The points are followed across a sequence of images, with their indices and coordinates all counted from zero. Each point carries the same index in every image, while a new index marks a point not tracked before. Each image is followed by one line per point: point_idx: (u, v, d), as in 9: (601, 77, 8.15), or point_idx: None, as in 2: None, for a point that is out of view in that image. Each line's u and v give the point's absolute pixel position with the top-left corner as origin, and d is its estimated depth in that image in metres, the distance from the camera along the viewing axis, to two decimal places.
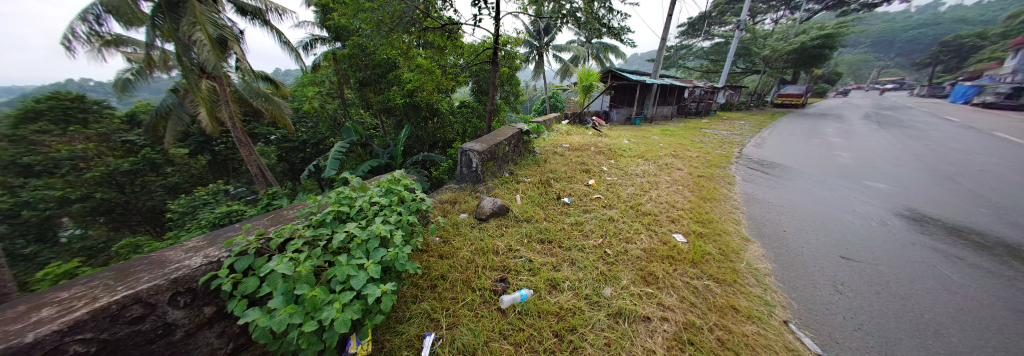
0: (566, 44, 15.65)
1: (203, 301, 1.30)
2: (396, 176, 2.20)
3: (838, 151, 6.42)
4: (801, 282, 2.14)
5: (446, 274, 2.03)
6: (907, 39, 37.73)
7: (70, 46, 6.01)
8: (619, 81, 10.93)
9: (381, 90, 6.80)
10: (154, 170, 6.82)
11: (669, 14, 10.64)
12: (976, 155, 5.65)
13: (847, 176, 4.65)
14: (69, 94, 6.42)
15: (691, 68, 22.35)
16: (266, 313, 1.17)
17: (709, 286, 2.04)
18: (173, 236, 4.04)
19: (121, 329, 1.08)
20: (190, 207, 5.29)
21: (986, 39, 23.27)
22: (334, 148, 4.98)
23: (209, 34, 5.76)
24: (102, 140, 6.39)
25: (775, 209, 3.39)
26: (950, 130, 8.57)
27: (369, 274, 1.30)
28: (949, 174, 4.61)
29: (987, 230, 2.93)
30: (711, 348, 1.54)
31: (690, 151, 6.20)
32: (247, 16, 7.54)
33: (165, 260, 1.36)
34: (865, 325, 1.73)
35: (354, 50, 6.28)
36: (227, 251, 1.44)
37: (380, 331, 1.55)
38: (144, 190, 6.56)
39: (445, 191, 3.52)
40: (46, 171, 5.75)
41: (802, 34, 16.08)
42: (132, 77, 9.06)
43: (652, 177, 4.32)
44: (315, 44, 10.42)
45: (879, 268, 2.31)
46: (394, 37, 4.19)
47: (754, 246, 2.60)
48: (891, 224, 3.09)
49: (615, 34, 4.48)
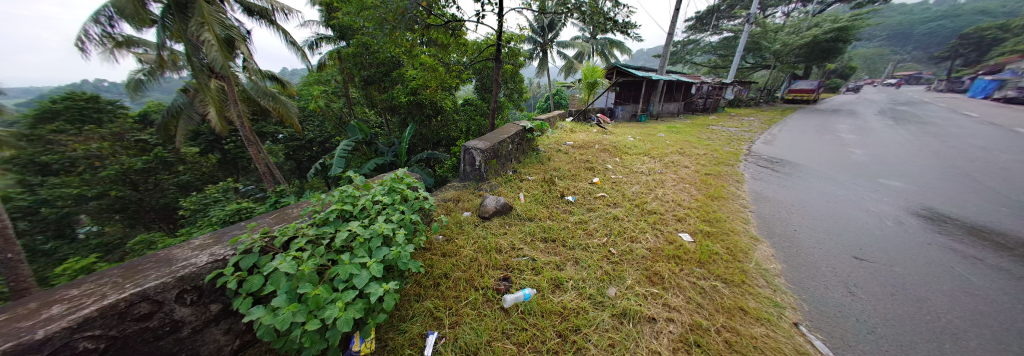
0: (571, 39, 15.48)
1: (209, 299, 1.32)
2: (399, 175, 2.20)
3: (851, 148, 6.24)
4: (812, 283, 2.09)
5: (448, 273, 2.03)
6: (925, 32, 36.43)
7: (83, 48, 6.14)
8: (625, 77, 10.75)
9: (385, 88, 6.81)
10: (166, 168, 6.91)
11: (675, 8, 10.43)
12: (996, 152, 5.43)
13: (860, 174, 4.51)
14: (84, 95, 6.61)
15: (699, 64, 21.91)
16: (271, 310, 1.17)
17: (717, 287, 2.00)
18: (184, 234, 4.13)
19: (129, 326, 1.10)
20: (201, 204, 5.35)
21: (1009, 31, 22.37)
22: (340, 147, 5.02)
23: (216, 35, 5.80)
24: (116, 140, 6.53)
25: (785, 208, 3.31)
26: (970, 125, 8.28)
27: (371, 273, 1.29)
28: (968, 172, 4.45)
29: (1009, 230, 2.81)
30: (718, 350, 1.51)
31: (697, 148, 6.09)
32: (253, 16, 7.59)
33: (172, 258, 1.38)
34: (879, 328, 1.68)
35: (358, 49, 6.34)
36: (232, 249, 1.45)
37: (383, 330, 1.55)
38: (156, 189, 6.67)
39: (447, 189, 3.52)
40: (63, 170, 5.88)
41: (814, 27, 15.65)
42: (143, 77, 9.22)
43: (658, 175, 4.26)
44: (320, 43, 10.49)
45: (895, 270, 2.23)
46: (397, 34, 4.22)
47: (764, 246, 2.54)
48: (907, 223, 2.99)
49: (621, 29, 4.40)
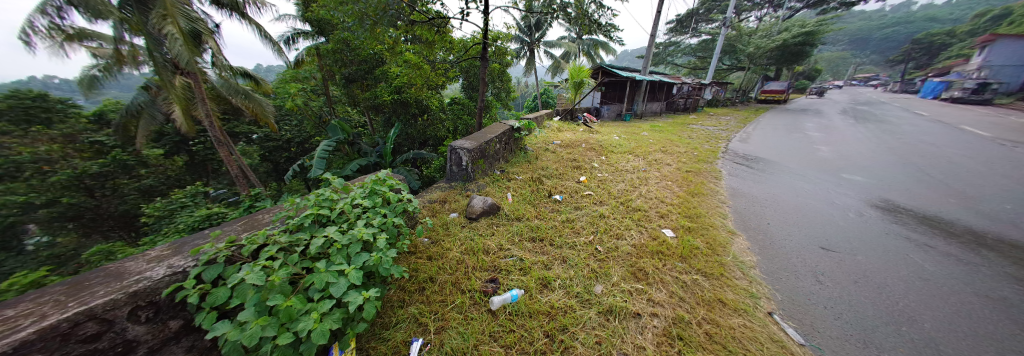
0: (557, 39, 15.64)
1: (168, 315, 1.22)
2: (382, 177, 2.10)
3: (818, 145, 6.62)
4: (784, 273, 2.17)
5: (434, 276, 1.98)
6: (883, 37, 39.10)
7: (29, 41, 5.59)
8: (610, 77, 10.94)
9: (367, 86, 6.54)
10: (126, 172, 6.31)
11: (657, 10, 10.68)
12: (945, 148, 5.89)
13: (827, 170, 4.77)
14: (31, 92, 6.02)
15: (679, 65, 22.55)
16: (237, 325, 1.09)
17: (697, 280, 2.04)
18: (148, 242, 3.82)
19: (73, 349, 0.99)
20: (167, 210, 4.98)
21: (954, 38, 24.35)
22: (320, 148, 4.81)
23: (180, 28, 5.45)
24: (68, 142, 5.95)
25: (759, 203, 3.45)
26: (922, 123, 8.97)
27: (350, 280, 1.23)
28: (921, 166, 4.80)
29: (957, 219, 3.05)
30: (700, 343, 1.54)
31: (678, 146, 6.30)
32: (223, 9, 7.14)
33: (124, 271, 1.26)
34: (844, 313, 1.77)
35: (337, 45, 6.05)
36: (193, 260, 1.34)
37: (365, 339, 1.49)
38: (115, 194, 6.04)
39: (434, 190, 3.44)
40: (7, 176, 5.26)
41: (784, 31, 16.50)
42: (99, 74, 8.50)
43: (642, 172, 4.35)
44: (297, 39, 10.01)
45: (858, 259, 2.37)
46: (380, 30, 4.20)
47: (740, 239, 2.64)
48: (867, 214, 3.19)
49: (604, 31, 4.45)
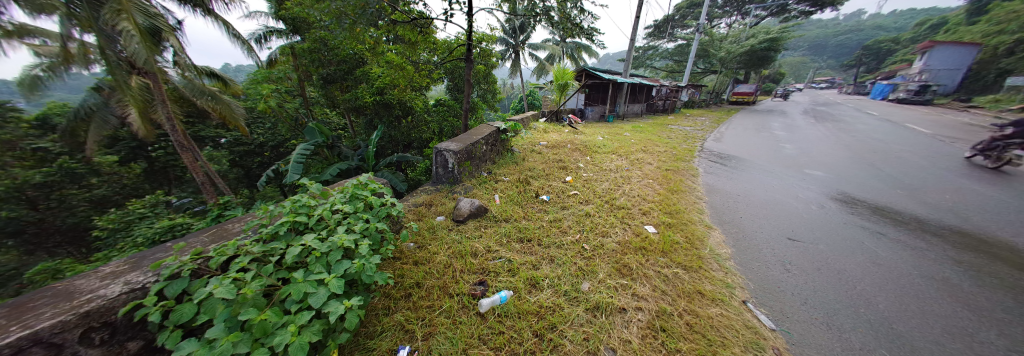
0: (541, 42, 15.85)
1: (126, 335, 1.12)
2: (363, 181, 2.04)
3: (784, 143, 7.06)
4: (756, 264, 2.29)
5: (420, 281, 1.94)
6: (839, 43, 42.38)
7: None
8: (593, 79, 11.21)
9: (348, 88, 6.29)
10: (74, 181, 5.74)
11: (635, 15, 11.05)
12: (893, 145, 6.45)
13: (793, 166, 5.09)
14: None
15: (658, 68, 23.45)
16: (204, 343, 1.01)
17: (678, 273, 2.11)
18: (102, 258, 3.48)
19: None
20: (124, 222, 4.59)
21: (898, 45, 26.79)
22: (296, 152, 4.57)
23: (137, 24, 5.08)
24: (5, 149, 5.35)
25: (733, 198, 3.63)
26: (874, 122, 9.79)
27: (330, 290, 1.17)
28: (874, 161, 5.23)
29: (905, 208, 3.33)
30: (682, 333, 1.59)
31: (659, 146, 6.51)
32: (187, 6, 6.71)
33: (74, 290, 1.15)
34: (810, 298, 1.88)
35: (314, 44, 5.81)
36: (154, 275, 1.23)
37: (347, 350, 1.42)
38: (62, 206, 5.48)
39: (419, 194, 3.36)
40: None
41: (752, 37, 17.53)
42: (42, 74, 7.73)
43: (626, 172, 4.45)
44: (269, 37, 9.53)
45: (821, 247, 2.54)
46: (359, 30, 4.08)
47: (716, 233, 2.76)
48: (828, 206, 3.43)
49: (587, 34, 4.53)
